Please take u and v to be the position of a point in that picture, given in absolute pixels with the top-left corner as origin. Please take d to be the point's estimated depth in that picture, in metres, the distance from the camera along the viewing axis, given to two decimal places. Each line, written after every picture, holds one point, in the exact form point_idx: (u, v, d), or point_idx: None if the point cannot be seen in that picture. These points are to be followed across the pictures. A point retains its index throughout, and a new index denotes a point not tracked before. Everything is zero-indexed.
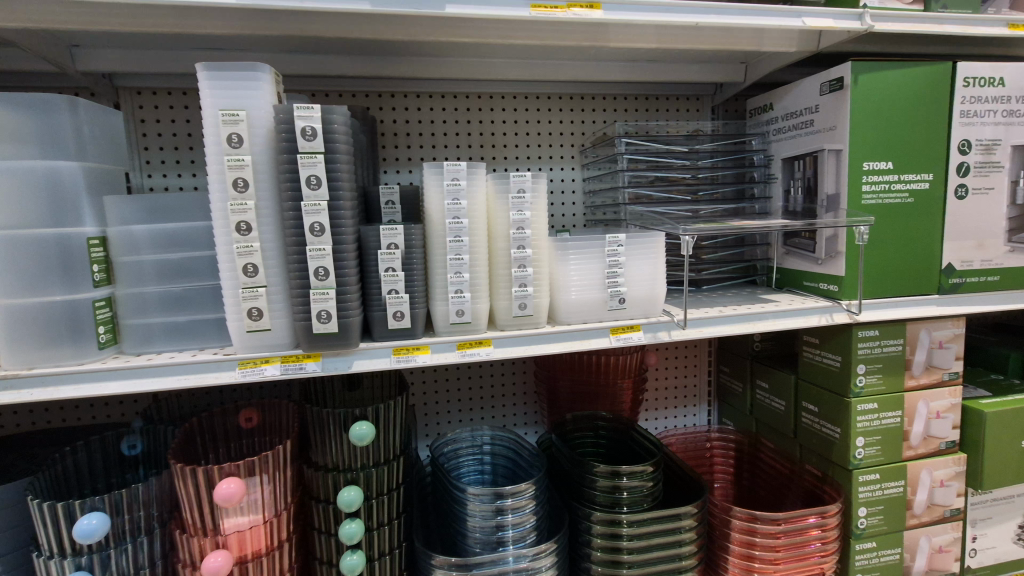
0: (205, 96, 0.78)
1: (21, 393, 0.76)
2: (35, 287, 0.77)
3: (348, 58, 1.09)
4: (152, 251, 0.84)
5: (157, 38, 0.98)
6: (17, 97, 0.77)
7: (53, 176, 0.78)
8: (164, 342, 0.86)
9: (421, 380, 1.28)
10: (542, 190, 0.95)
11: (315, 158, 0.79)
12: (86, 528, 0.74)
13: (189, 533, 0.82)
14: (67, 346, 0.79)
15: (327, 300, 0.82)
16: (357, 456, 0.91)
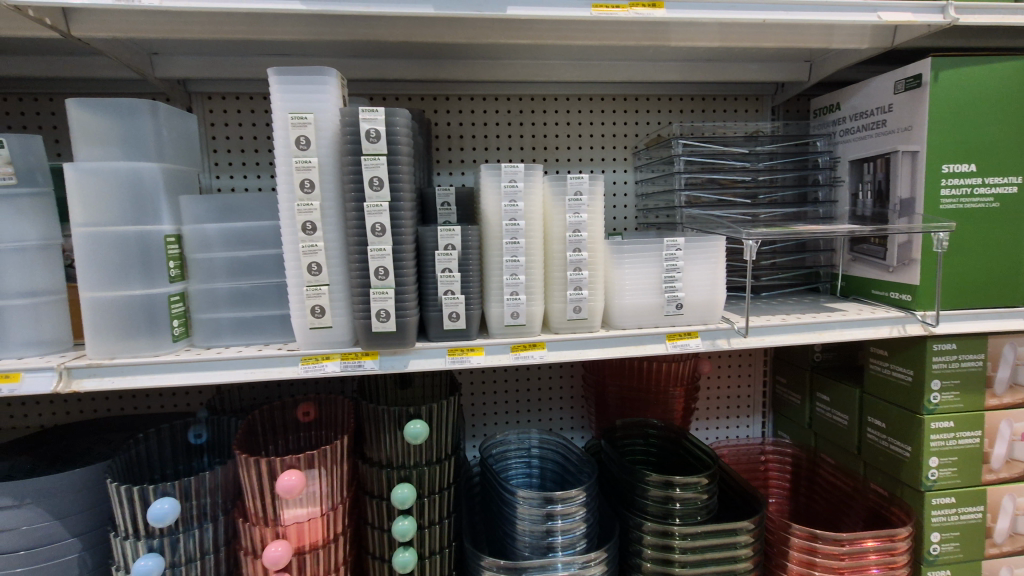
0: (276, 100, 0.81)
1: (104, 380, 0.80)
2: (118, 281, 0.82)
3: (406, 62, 1.11)
4: (222, 249, 0.88)
5: (228, 45, 1.02)
6: (106, 103, 0.82)
7: (136, 177, 0.82)
8: (231, 336, 0.89)
9: (470, 381, 1.29)
10: (599, 192, 0.93)
11: (378, 160, 0.81)
12: (158, 512, 0.77)
13: (251, 521, 0.85)
14: (144, 337, 0.83)
15: (386, 300, 0.84)
16: (410, 454, 0.92)
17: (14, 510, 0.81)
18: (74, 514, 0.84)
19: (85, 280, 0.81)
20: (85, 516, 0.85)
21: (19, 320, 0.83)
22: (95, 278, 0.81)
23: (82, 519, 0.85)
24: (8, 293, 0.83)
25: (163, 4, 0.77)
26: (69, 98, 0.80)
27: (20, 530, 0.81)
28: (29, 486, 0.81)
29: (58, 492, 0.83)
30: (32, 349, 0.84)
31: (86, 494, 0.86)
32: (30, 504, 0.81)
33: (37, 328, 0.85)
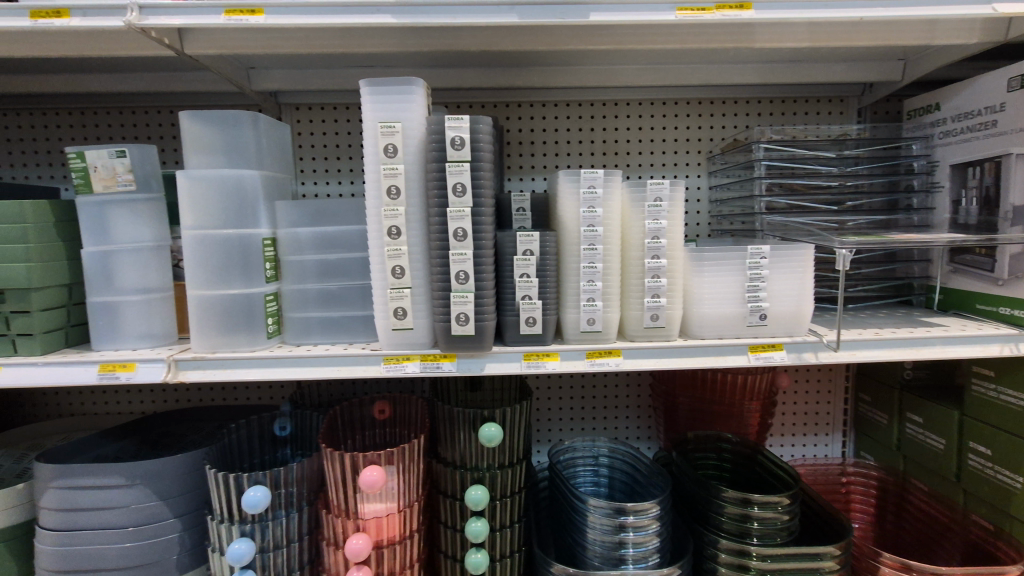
0: (367, 109, 0.85)
1: (207, 372, 0.86)
2: (221, 280, 0.88)
3: (483, 70, 1.13)
4: (314, 252, 0.93)
5: (319, 58, 1.07)
6: (214, 115, 0.88)
7: (239, 183, 0.88)
8: (319, 334, 0.94)
9: (538, 387, 1.29)
10: (679, 198, 0.91)
11: (461, 167, 0.82)
12: (252, 499, 0.82)
13: (334, 512, 0.89)
14: (244, 333, 0.89)
15: (466, 303, 0.85)
16: (483, 456, 0.93)
17: (126, 489, 0.88)
18: (176, 496, 0.91)
19: (193, 278, 0.88)
20: (184, 498, 0.92)
21: (134, 314, 0.91)
22: (201, 276, 0.88)
23: (183, 501, 0.91)
24: (125, 290, 0.91)
25: (267, 22, 0.82)
26: (183, 111, 0.86)
27: (129, 508, 0.87)
28: (139, 468, 0.88)
29: (163, 475, 0.89)
30: (144, 342, 0.92)
31: (187, 478, 0.92)
32: (139, 484, 0.88)
33: (148, 322, 0.92)
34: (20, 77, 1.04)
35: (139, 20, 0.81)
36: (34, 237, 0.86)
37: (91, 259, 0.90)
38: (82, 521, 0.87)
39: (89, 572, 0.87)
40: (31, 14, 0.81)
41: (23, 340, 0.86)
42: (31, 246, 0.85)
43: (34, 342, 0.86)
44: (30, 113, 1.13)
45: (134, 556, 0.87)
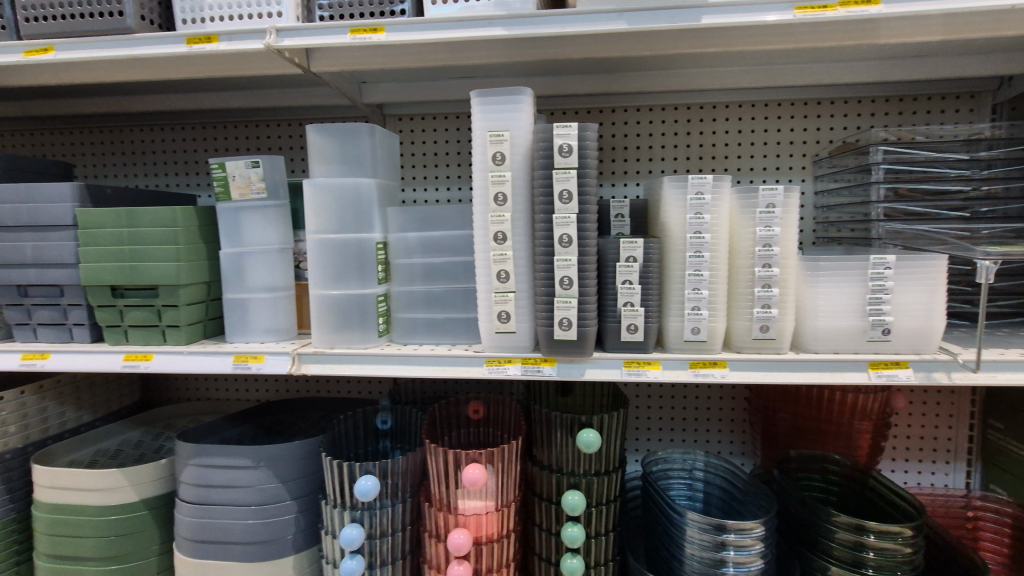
0: (476, 119, 0.88)
1: (326, 366, 0.93)
2: (338, 280, 0.95)
3: (581, 77, 1.14)
4: (421, 255, 0.98)
5: (425, 71, 1.13)
6: (335, 127, 0.94)
7: (356, 191, 0.95)
8: (425, 335, 0.98)
9: (632, 395, 1.28)
10: (793, 204, 0.87)
11: (568, 174, 0.83)
12: (364, 487, 0.87)
13: (435, 506, 0.93)
14: (358, 331, 0.95)
15: (570, 308, 0.85)
16: (580, 461, 0.93)
17: (252, 470, 0.96)
18: (293, 480, 0.98)
19: (315, 279, 0.95)
20: (300, 483, 0.99)
21: (262, 310, 1.00)
22: (321, 277, 0.95)
23: (299, 485, 0.98)
24: (256, 288, 1.00)
25: (388, 39, 0.87)
26: (310, 124, 0.94)
27: (255, 488, 0.95)
28: (263, 451, 0.95)
29: (283, 459, 0.97)
30: (270, 335, 1.01)
31: (303, 464, 0.99)
32: (263, 466, 0.96)
33: (274, 317, 1.01)
34: (167, 96, 1.16)
35: (277, 42, 0.88)
36: (183, 240, 0.95)
37: (228, 259, 1.00)
38: (215, 497, 0.96)
39: (219, 543, 0.95)
40: (187, 41, 0.90)
41: (172, 331, 0.96)
42: (180, 247, 0.95)
43: (181, 332, 0.96)
44: (173, 128, 1.27)
45: (258, 532, 0.95)
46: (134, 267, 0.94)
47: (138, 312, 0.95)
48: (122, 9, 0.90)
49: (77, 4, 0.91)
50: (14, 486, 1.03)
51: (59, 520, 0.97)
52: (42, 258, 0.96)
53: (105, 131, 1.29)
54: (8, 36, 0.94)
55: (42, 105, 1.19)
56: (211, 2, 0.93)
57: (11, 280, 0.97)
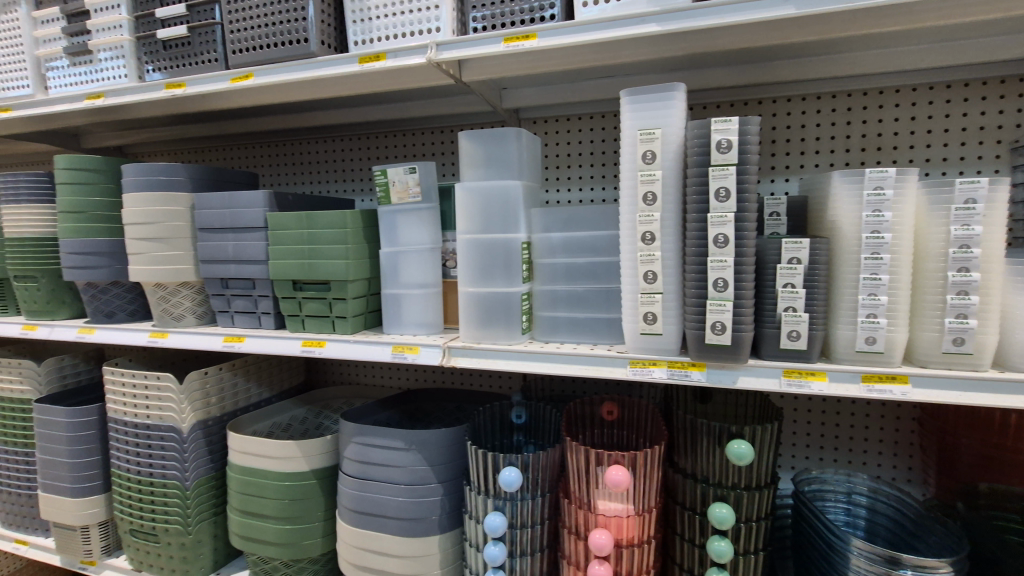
0: (627, 118, 0.87)
1: (473, 359, 0.97)
2: (486, 279, 1.00)
3: (727, 69, 1.10)
4: (564, 255, 1.00)
5: (565, 74, 1.15)
6: (485, 132, 0.99)
7: (504, 193, 0.99)
8: (566, 333, 1.00)
9: (783, 407, 1.19)
10: (1000, 199, 0.75)
11: (727, 170, 0.79)
12: (508, 478, 0.90)
13: (574, 503, 0.94)
14: (503, 328, 0.99)
15: (723, 312, 0.81)
16: (729, 473, 0.89)
17: (405, 451, 1.04)
18: (439, 464, 1.04)
19: (465, 277, 1.01)
20: (445, 468, 1.05)
21: (415, 305, 1.08)
22: (471, 275, 1.01)
23: (445, 470, 1.05)
24: (411, 284, 1.08)
25: (540, 44, 0.90)
26: (463, 131, 1.00)
27: (407, 468, 1.04)
28: (415, 435, 1.03)
29: (432, 444, 1.04)
30: (421, 329, 1.09)
31: (448, 450, 1.05)
32: (413, 449, 1.03)
33: (425, 311, 1.09)
34: (334, 111, 1.30)
35: (436, 56, 0.95)
36: (351, 239, 1.06)
37: (387, 258, 1.09)
38: (373, 473, 1.06)
39: (376, 516, 1.05)
40: (359, 60, 0.99)
41: (340, 321, 1.07)
42: (349, 246, 1.05)
43: (347, 323, 1.07)
44: (336, 140, 1.42)
45: (409, 510, 1.03)
46: (311, 263, 1.06)
47: (314, 303, 1.08)
48: (307, 37, 1.01)
49: (271, 34, 1.03)
50: (213, 449, 1.20)
51: (247, 481, 1.13)
52: (241, 256, 1.11)
53: (282, 144, 1.48)
54: (219, 66, 1.09)
55: (236, 124, 1.37)
56: (379, 24, 1.01)
57: (217, 274, 1.14)
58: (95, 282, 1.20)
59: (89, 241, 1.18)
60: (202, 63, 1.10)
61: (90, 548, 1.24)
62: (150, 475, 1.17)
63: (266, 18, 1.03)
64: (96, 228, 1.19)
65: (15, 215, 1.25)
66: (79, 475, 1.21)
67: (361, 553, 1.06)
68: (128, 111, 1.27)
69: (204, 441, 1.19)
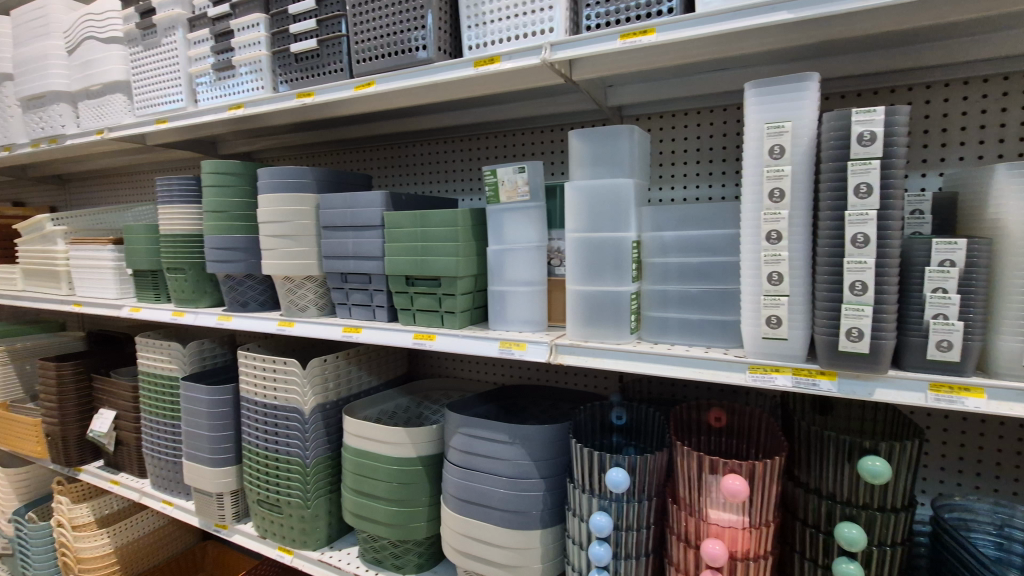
0: (752, 112, 0.83)
1: (581, 358, 0.97)
2: (595, 277, 0.99)
3: (859, 55, 1.02)
4: (677, 255, 0.97)
5: (676, 68, 1.12)
6: (596, 131, 0.98)
7: (615, 190, 0.98)
8: (676, 335, 0.97)
9: (927, 426, 1.08)
10: None
11: (869, 165, 0.73)
12: (616, 478, 0.90)
13: (683, 509, 0.92)
14: (611, 327, 0.98)
15: (861, 318, 0.75)
16: (859, 491, 0.82)
17: (509, 445, 1.06)
18: (542, 460, 1.05)
19: (574, 276, 1.02)
20: (548, 464, 1.06)
21: (521, 302, 1.10)
22: (580, 274, 1.01)
23: (548, 466, 1.06)
24: (517, 281, 1.10)
25: (658, 39, 0.88)
26: (573, 130, 0.99)
27: (511, 462, 1.06)
28: (519, 430, 1.05)
29: (536, 440, 1.05)
30: (526, 326, 1.10)
31: (551, 446, 1.06)
32: (517, 444, 1.05)
33: (531, 309, 1.10)
34: (443, 115, 1.36)
35: (551, 56, 0.96)
36: (461, 237, 1.09)
37: (495, 255, 1.12)
38: (478, 464, 1.09)
39: (480, 506, 1.08)
40: (474, 64, 1.02)
41: (449, 316, 1.11)
42: (459, 243, 1.09)
43: (456, 318, 1.11)
44: (442, 141, 1.49)
45: (512, 502, 1.05)
46: (424, 260, 1.11)
47: (425, 298, 1.13)
48: (425, 44, 1.06)
49: (391, 43, 1.09)
50: (330, 431, 1.30)
51: (361, 463, 1.20)
52: (360, 252, 1.19)
53: (392, 147, 1.57)
54: (343, 76, 1.17)
55: (352, 130, 1.47)
56: (494, 27, 1.04)
57: (338, 268, 1.23)
58: (233, 274, 1.34)
59: (230, 237, 1.32)
60: (329, 73, 1.19)
61: (223, 513, 1.38)
62: (276, 451, 1.28)
63: (387, 28, 1.09)
64: (235, 225, 1.33)
65: (169, 214, 1.42)
66: (217, 447, 1.35)
67: (464, 540, 1.10)
68: (261, 120, 1.39)
69: (322, 423, 1.28)
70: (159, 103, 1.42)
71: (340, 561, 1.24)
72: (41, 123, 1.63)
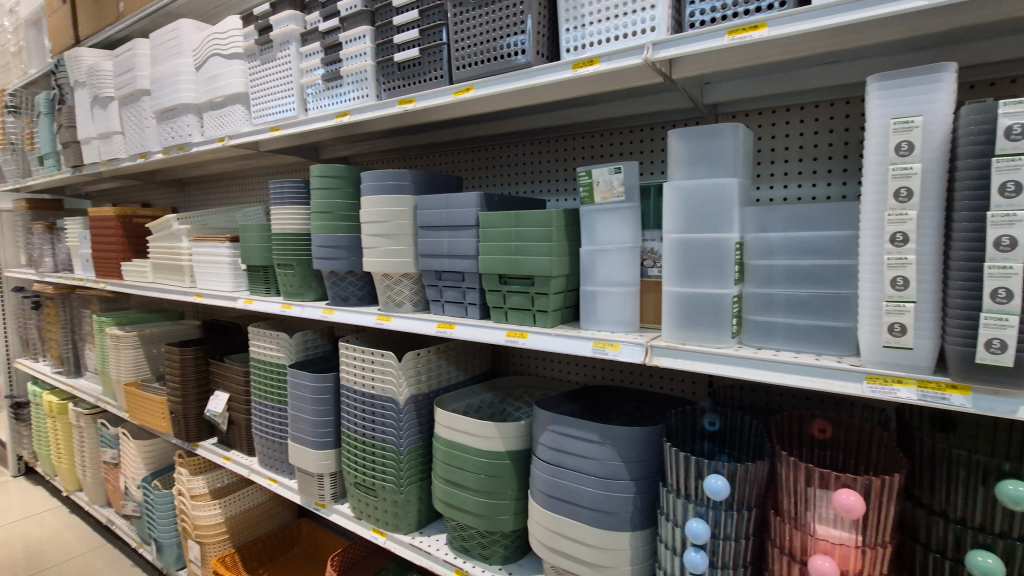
0: (876, 106, 0.78)
1: (678, 360, 0.96)
2: (694, 279, 0.98)
3: (998, 40, 0.93)
4: (785, 257, 0.93)
5: (781, 63, 1.08)
6: (697, 130, 0.96)
7: (717, 190, 0.95)
8: (782, 340, 0.93)
9: None
10: None
11: (1019, 161, 0.67)
12: (715, 486, 0.88)
13: (787, 522, 0.88)
14: (711, 331, 0.96)
15: (1005, 328, 0.69)
16: (996, 519, 0.75)
17: (600, 445, 1.06)
18: (634, 462, 1.04)
19: (671, 277, 1.00)
20: (639, 466, 1.05)
21: (613, 303, 1.10)
22: (678, 276, 0.99)
23: (639, 469, 1.05)
24: (610, 282, 1.10)
25: (770, 34, 0.85)
26: (673, 130, 0.97)
27: (601, 462, 1.06)
28: (610, 430, 1.05)
29: (627, 442, 1.04)
30: (618, 326, 1.10)
31: (643, 449, 1.05)
32: (608, 444, 1.05)
33: (623, 309, 1.10)
34: (534, 117, 1.38)
35: (653, 55, 0.95)
36: (555, 237, 1.11)
37: (588, 255, 1.13)
38: (567, 462, 1.10)
39: (569, 503, 1.09)
40: (573, 66, 1.04)
41: (542, 315, 1.13)
42: (553, 243, 1.11)
43: (549, 316, 1.13)
44: (531, 143, 1.52)
45: (602, 502, 1.06)
46: (518, 259, 1.14)
47: (518, 297, 1.16)
48: (524, 49, 1.08)
49: (490, 50, 1.13)
50: (421, 422, 1.36)
51: (452, 454, 1.25)
52: (454, 251, 1.24)
53: (482, 149, 1.63)
54: (443, 82, 1.22)
55: (445, 133, 1.54)
56: (594, 29, 1.05)
57: (433, 267, 1.28)
58: (336, 270, 1.43)
59: (335, 236, 1.41)
60: (430, 80, 1.25)
61: (323, 492, 1.48)
62: (372, 437, 1.36)
63: (487, 34, 1.13)
64: (339, 225, 1.43)
65: (281, 215, 1.55)
66: (319, 431, 1.45)
67: (553, 536, 1.12)
68: (363, 126, 1.48)
69: (415, 413, 1.34)
70: (273, 112, 1.55)
71: (430, 547, 1.30)
72: (172, 133, 1.82)
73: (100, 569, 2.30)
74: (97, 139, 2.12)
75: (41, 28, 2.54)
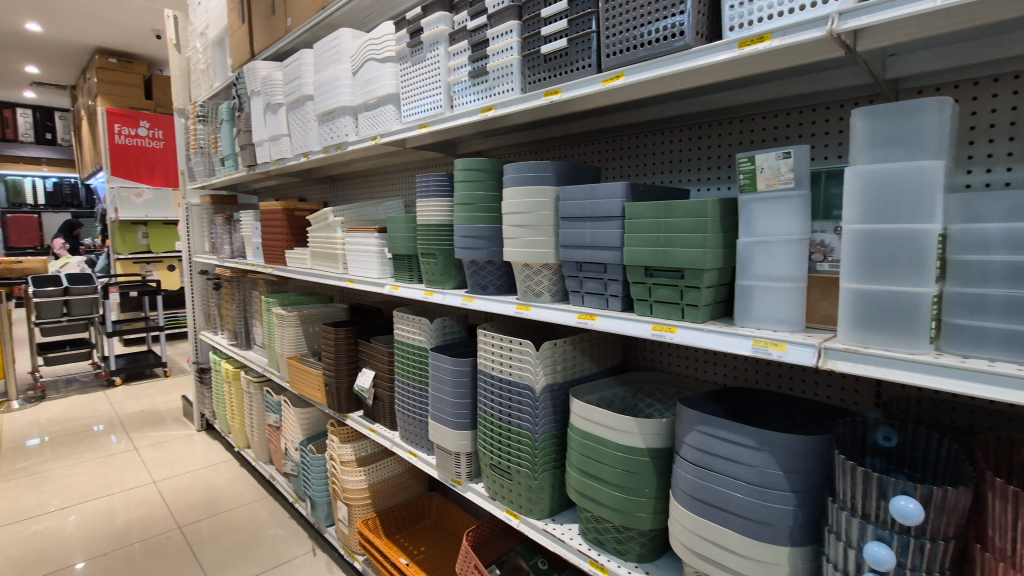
0: None
1: (858, 365, 0.87)
2: (880, 276, 0.87)
3: None
4: (1004, 252, 0.80)
5: (998, 25, 0.92)
6: (890, 107, 0.84)
7: (915, 175, 0.83)
8: (998, 350, 0.79)
9: None
10: None
11: None
12: (904, 509, 0.78)
13: (1000, 560, 0.76)
14: (901, 333, 0.85)
15: None
16: None
17: (755, 451, 0.99)
18: (795, 472, 0.96)
19: (851, 273, 0.90)
20: (802, 477, 0.96)
21: (775, 299, 1.02)
22: (860, 271, 0.89)
23: (802, 481, 0.96)
24: (770, 276, 1.02)
25: None
26: (860, 109, 0.87)
27: (757, 469, 0.99)
28: (767, 436, 0.97)
29: (788, 449, 0.96)
30: (778, 325, 1.02)
31: (807, 459, 0.96)
32: (766, 451, 0.98)
33: (785, 307, 1.01)
34: (682, 102, 1.32)
35: (839, 26, 0.85)
36: (710, 228, 1.05)
37: (745, 248, 1.06)
38: (717, 465, 1.04)
39: (718, 509, 1.04)
40: (739, 45, 0.97)
41: (691, 309, 1.08)
42: (708, 234, 1.05)
43: (699, 312, 1.07)
44: (671, 132, 1.51)
45: (756, 512, 0.99)
46: (666, 251, 1.09)
47: (665, 290, 1.12)
48: (682, 30, 1.03)
49: (644, 34, 1.09)
50: (556, 411, 1.37)
51: (589, 446, 1.25)
52: (596, 242, 1.22)
53: (619, 140, 1.63)
54: (591, 71, 1.21)
55: (584, 124, 1.54)
56: None
57: (574, 257, 1.28)
58: (477, 260, 1.50)
59: (477, 227, 1.47)
60: (576, 70, 1.24)
61: (459, 470, 1.56)
62: (509, 422, 1.41)
63: (640, 18, 1.09)
64: (480, 216, 1.48)
65: (426, 207, 1.65)
66: (457, 412, 1.53)
67: (697, 540, 1.07)
68: (504, 120, 1.52)
69: (551, 403, 1.36)
70: (422, 110, 1.65)
71: (563, 535, 1.32)
72: (330, 133, 2.02)
73: (264, 518, 2.65)
74: (268, 141, 2.41)
75: (224, 46, 2.94)
